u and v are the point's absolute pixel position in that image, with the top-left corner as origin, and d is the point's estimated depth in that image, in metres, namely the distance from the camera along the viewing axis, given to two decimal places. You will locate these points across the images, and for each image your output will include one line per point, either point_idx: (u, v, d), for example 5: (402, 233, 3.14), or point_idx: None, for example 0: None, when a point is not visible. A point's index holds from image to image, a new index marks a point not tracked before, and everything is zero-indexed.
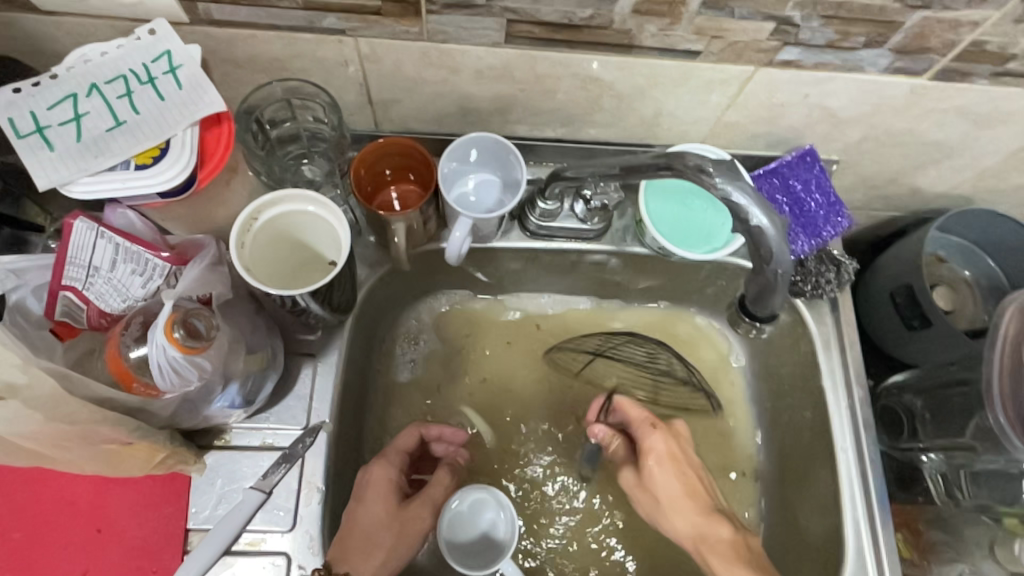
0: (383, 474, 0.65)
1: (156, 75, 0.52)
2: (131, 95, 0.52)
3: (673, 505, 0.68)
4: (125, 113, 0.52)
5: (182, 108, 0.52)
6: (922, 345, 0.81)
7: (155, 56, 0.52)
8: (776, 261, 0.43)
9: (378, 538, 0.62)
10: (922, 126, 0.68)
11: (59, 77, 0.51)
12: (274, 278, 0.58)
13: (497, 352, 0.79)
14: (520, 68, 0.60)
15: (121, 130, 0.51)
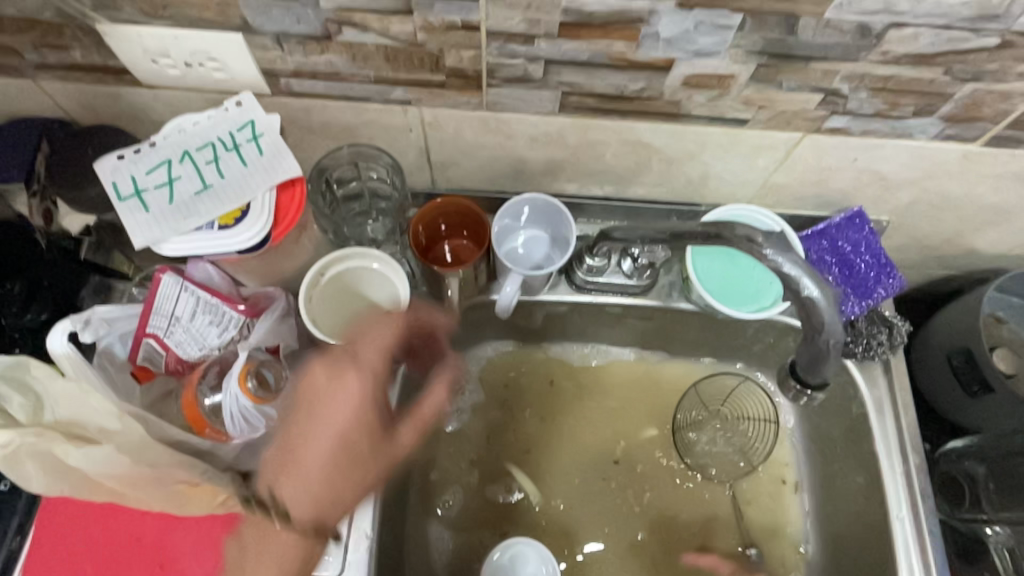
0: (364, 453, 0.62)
1: (240, 143, 0.56)
2: (217, 161, 0.56)
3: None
4: (211, 177, 0.56)
5: (262, 175, 0.57)
6: (985, 412, 0.77)
7: (241, 125, 0.56)
8: (828, 331, 0.43)
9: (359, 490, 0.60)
10: (977, 189, 0.68)
11: (157, 145, 0.57)
12: (334, 327, 0.61)
13: (541, 410, 0.80)
14: (572, 133, 0.63)
15: (207, 193, 0.56)
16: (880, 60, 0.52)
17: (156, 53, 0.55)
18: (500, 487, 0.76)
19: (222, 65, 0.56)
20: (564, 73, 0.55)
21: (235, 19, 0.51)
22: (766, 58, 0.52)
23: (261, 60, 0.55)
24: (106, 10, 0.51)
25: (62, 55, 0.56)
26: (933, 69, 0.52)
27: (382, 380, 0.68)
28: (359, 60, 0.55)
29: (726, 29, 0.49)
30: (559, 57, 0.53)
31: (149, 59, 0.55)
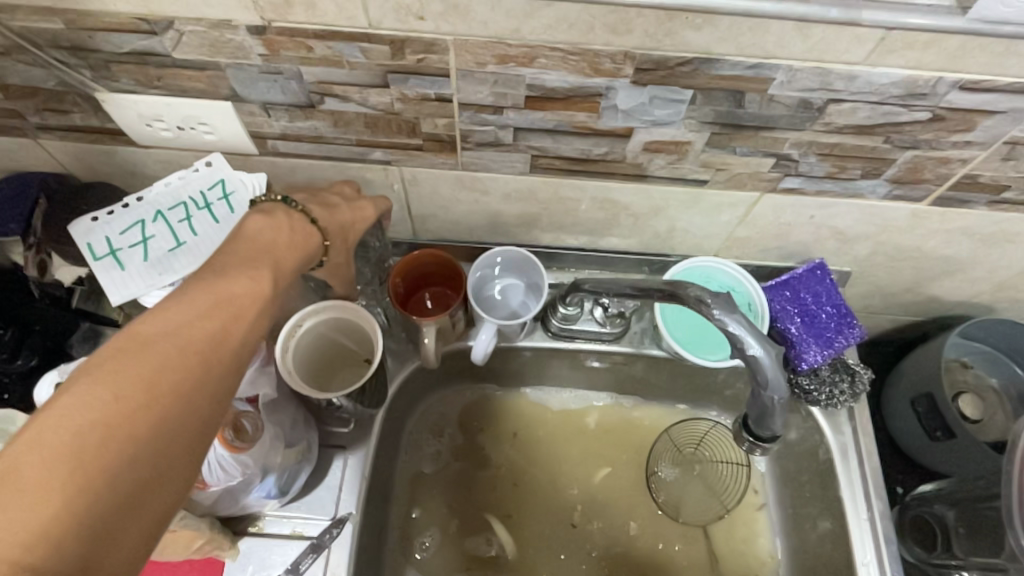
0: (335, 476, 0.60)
1: (212, 202, 0.60)
2: (190, 219, 0.60)
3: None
4: (185, 235, 0.59)
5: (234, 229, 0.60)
6: (947, 456, 0.80)
7: (210, 184, 0.60)
8: (772, 387, 0.46)
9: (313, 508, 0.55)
10: (929, 243, 0.71)
11: (129, 206, 0.60)
12: (313, 376, 0.63)
13: (522, 456, 0.82)
14: (543, 191, 0.67)
15: (180, 251, 0.59)
16: (824, 130, 0.56)
17: (150, 117, 0.59)
18: (479, 540, 0.77)
19: (211, 128, 0.60)
20: (532, 139, 0.59)
21: (224, 89, 0.55)
22: (718, 127, 0.56)
23: (249, 125, 0.59)
24: (105, 80, 0.55)
25: (63, 119, 0.60)
26: (874, 137, 0.56)
27: (361, 427, 0.70)
28: (341, 125, 0.59)
29: (679, 102, 0.53)
30: (526, 125, 0.57)
31: (144, 123, 0.59)
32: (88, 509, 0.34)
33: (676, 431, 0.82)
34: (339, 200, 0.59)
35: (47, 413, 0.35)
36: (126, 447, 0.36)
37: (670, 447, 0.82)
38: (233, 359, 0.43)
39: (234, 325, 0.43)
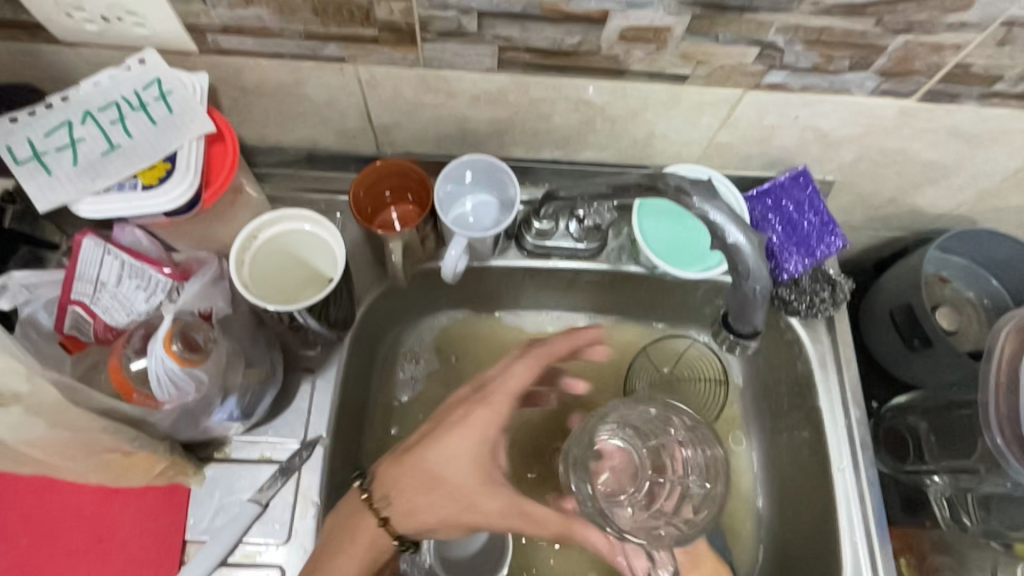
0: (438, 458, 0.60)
1: (147, 101, 0.54)
2: (124, 120, 0.54)
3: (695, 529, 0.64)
4: (119, 137, 0.54)
5: (174, 131, 0.54)
6: (926, 365, 0.80)
7: (145, 84, 0.55)
8: (754, 275, 0.44)
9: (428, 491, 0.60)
10: (915, 146, 0.69)
11: (53, 106, 0.54)
12: (275, 294, 0.59)
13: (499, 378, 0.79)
14: (513, 92, 0.62)
15: (116, 154, 0.53)
16: (813, 11, 0.51)
17: (70, 6, 0.51)
18: None
19: (142, 19, 0.53)
20: (498, 27, 0.54)
21: None
22: (700, 8, 0.52)
23: (184, 15, 0.52)
24: None
25: None
26: (865, 20, 0.52)
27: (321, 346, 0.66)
28: (287, 13, 0.53)
29: None
30: (492, 9, 0.52)
31: (63, 13, 0.52)
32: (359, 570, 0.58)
33: (655, 349, 0.80)
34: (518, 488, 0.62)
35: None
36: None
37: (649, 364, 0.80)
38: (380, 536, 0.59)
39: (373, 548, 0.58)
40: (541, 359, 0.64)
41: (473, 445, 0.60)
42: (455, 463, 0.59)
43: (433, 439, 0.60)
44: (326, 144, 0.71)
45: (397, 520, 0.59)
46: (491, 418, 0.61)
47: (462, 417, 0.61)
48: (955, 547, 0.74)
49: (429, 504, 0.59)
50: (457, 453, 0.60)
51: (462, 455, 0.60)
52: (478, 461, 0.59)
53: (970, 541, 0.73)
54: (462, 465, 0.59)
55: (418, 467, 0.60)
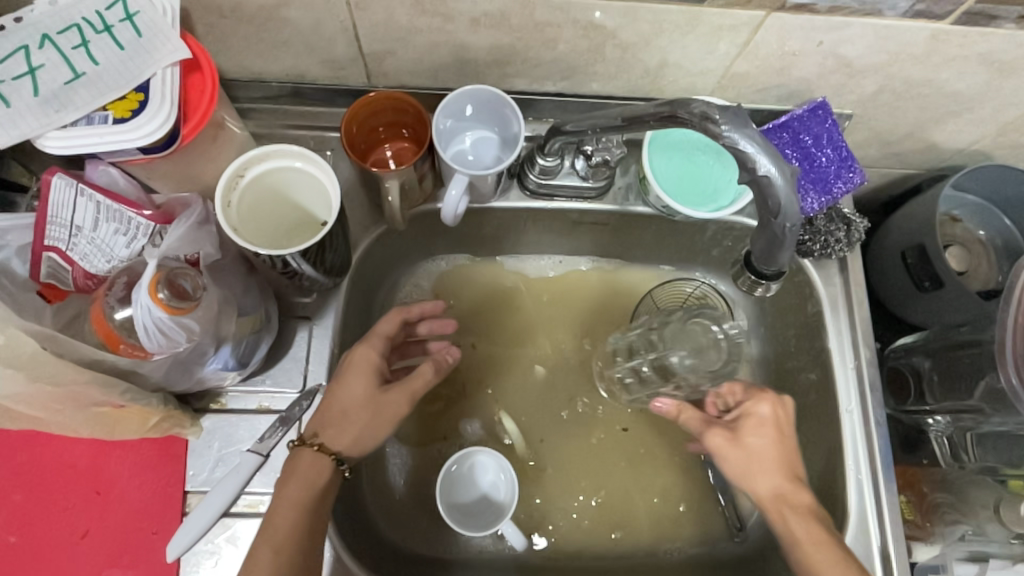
0: (352, 387, 0.57)
1: (112, 24, 0.49)
2: (87, 45, 0.49)
3: (761, 462, 0.59)
4: (83, 64, 0.48)
5: (142, 57, 0.49)
6: (934, 306, 0.79)
7: (109, 3, 0.49)
8: (784, 214, 0.41)
9: (353, 417, 0.57)
10: (942, 75, 0.64)
11: (7, 28, 0.48)
12: (266, 238, 0.56)
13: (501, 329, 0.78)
14: (516, 14, 0.57)
15: (80, 83, 0.48)
16: None
17: None
18: (470, 418, 0.74)
19: None
20: None
21: None
22: None
23: None
24: None
25: None
26: None
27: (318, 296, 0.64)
28: None
29: None
30: None
31: None
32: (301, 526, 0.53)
33: (659, 293, 0.78)
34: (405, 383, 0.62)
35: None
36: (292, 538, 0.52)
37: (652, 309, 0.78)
38: (308, 478, 0.55)
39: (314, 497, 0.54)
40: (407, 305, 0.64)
41: (366, 373, 0.58)
42: (348, 392, 0.57)
43: (337, 379, 0.58)
44: (312, 76, 0.66)
45: (333, 443, 0.56)
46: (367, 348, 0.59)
47: (350, 358, 0.59)
48: (953, 483, 0.74)
49: (342, 432, 0.56)
50: (355, 393, 0.57)
51: (355, 377, 0.58)
52: (364, 371, 0.58)
53: (966, 477, 0.74)
54: (358, 387, 0.57)
55: (340, 404, 0.57)
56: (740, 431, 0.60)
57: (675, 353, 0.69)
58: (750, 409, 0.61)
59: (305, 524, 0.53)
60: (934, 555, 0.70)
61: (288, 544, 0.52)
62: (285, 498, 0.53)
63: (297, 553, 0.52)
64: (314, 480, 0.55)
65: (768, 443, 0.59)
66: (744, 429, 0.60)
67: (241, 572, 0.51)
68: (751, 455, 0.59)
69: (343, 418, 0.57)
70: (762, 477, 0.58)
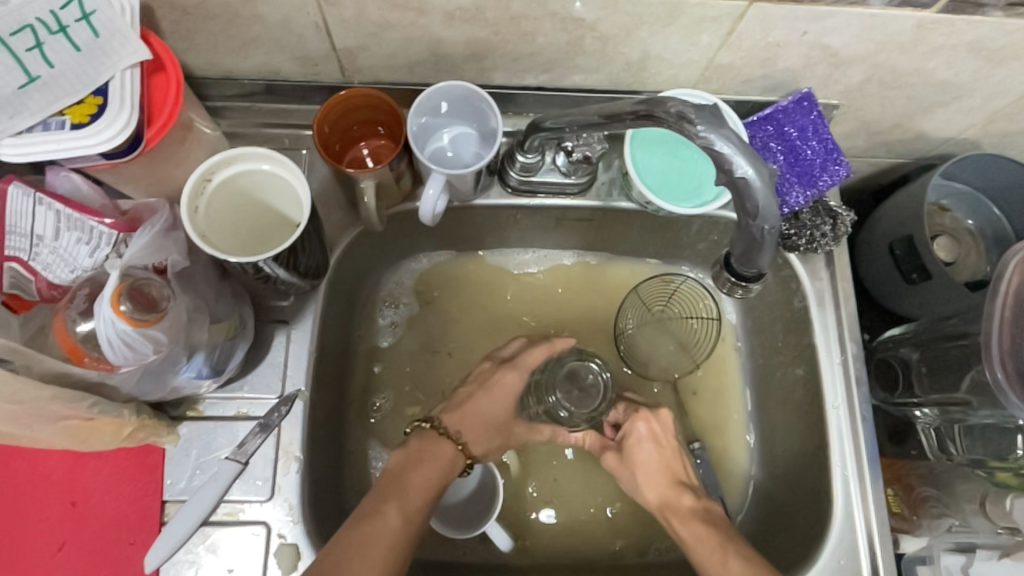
0: (487, 405, 0.70)
1: (68, 24, 0.47)
2: (42, 48, 0.46)
3: (647, 474, 0.68)
4: (39, 68, 0.46)
5: (102, 60, 0.47)
6: (921, 299, 0.78)
7: (64, 2, 0.47)
8: (763, 217, 0.40)
9: (488, 430, 0.69)
10: (930, 64, 0.63)
11: None
12: (237, 243, 0.54)
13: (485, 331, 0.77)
14: (491, 7, 0.55)
15: (36, 88, 0.46)
16: None
17: None
18: None
19: None
20: None
21: None
22: None
23: None
24: None
25: None
26: None
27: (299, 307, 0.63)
28: None
29: None
30: None
31: None
32: (423, 505, 0.61)
33: (645, 289, 0.78)
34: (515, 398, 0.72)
35: (368, 536, 0.57)
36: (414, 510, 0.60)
37: (639, 305, 0.78)
38: (441, 468, 0.64)
39: (435, 479, 0.63)
40: (554, 342, 0.72)
41: (502, 400, 0.70)
42: (492, 410, 0.70)
43: (477, 392, 0.70)
44: (285, 73, 0.63)
45: (473, 448, 0.67)
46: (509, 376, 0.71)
47: (495, 381, 0.70)
48: (941, 477, 0.74)
49: (476, 441, 0.68)
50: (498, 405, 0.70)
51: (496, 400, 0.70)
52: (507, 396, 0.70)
53: (955, 471, 0.73)
54: (498, 408, 0.70)
55: (474, 415, 0.69)
56: (624, 448, 0.69)
57: (561, 401, 0.71)
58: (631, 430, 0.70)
59: (422, 503, 0.61)
60: (921, 546, 0.70)
61: (417, 514, 0.60)
62: (414, 480, 0.62)
63: (416, 529, 0.59)
64: (448, 469, 0.64)
65: (648, 459, 0.69)
66: (630, 451, 0.69)
67: (368, 530, 0.57)
68: (637, 469, 0.68)
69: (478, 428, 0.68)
70: (644, 489, 0.68)
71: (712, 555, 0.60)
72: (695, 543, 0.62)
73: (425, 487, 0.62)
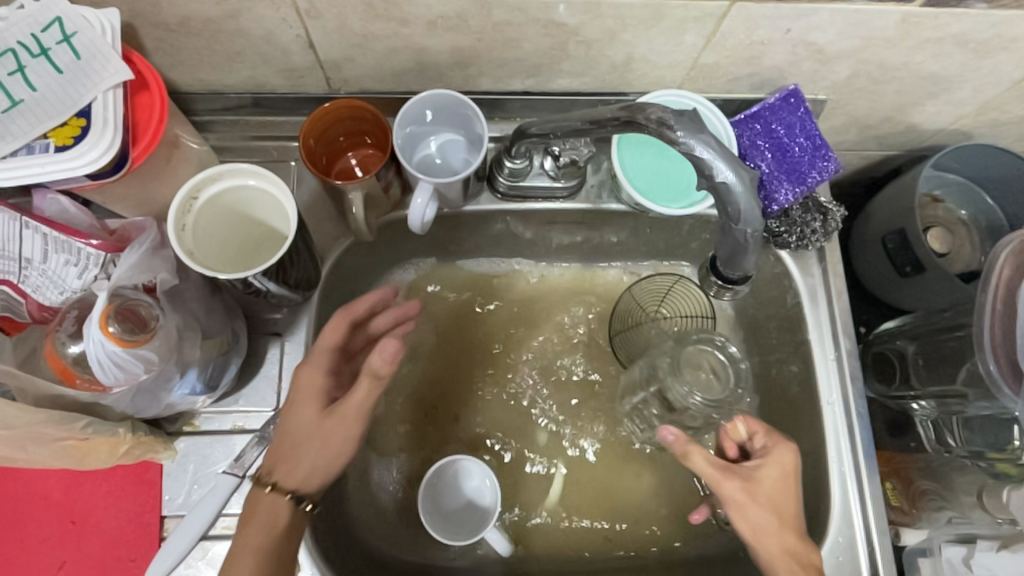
0: (311, 413, 0.55)
1: (49, 47, 0.48)
2: (24, 71, 0.47)
3: (785, 512, 0.59)
4: (20, 91, 0.47)
5: (84, 80, 0.48)
6: (916, 291, 0.78)
7: (44, 25, 0.48)
8: (745, 219, 0.44)
9: (304, 447, 0.54)
10: (916, 58, 0.63)
11: None
12: (226, 262, 0.54)
13: (476, 341, 0.77)
14: (474, 15, 0.55)
15: (18, 111, 0.47)
16: None
17: None
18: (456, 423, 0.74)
19: None
20: None
21: None
22: None
23: None
24: None
25: None
26: None
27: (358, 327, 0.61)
28: None
29: None
30: None
31: None
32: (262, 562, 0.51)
33: (639, 289, 0.78)
34: (315, 396, 0.55)
35: None
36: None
37: (635, 306, 0.77)
38: (272, 517, 0.53)
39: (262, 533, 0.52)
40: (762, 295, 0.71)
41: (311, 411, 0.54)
42: (302, 424, 0.54)
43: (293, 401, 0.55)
44: (271, 86, 0.63)
45: (293, 481, 0.53)
46: (308, 379, 0.55)
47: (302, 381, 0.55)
48: (938, 469, 0.74)
49: (308, 460, 0.53)
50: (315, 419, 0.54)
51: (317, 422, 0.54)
52: (305, 403, 0.55)
53: (952, 463, 0.73)
54: (308, 419, 0.54)
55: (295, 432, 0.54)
56: (756, 476, 0.60)
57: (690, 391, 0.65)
58: (767, 458, 0.61)
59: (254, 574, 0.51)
60: (922, 538, 0.69)
61: None
62: (242, 545, 0.52)
63: None
64: (276, 517, 0.53)
65: (786, 498, 0.60)
66: (760, 482, 0.60)
67: None
68: (768, 503, 0.59)
69: (313, 455, 0.53)
70: (764, 530, 0.59)
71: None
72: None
73: (267, 549, 0.52)
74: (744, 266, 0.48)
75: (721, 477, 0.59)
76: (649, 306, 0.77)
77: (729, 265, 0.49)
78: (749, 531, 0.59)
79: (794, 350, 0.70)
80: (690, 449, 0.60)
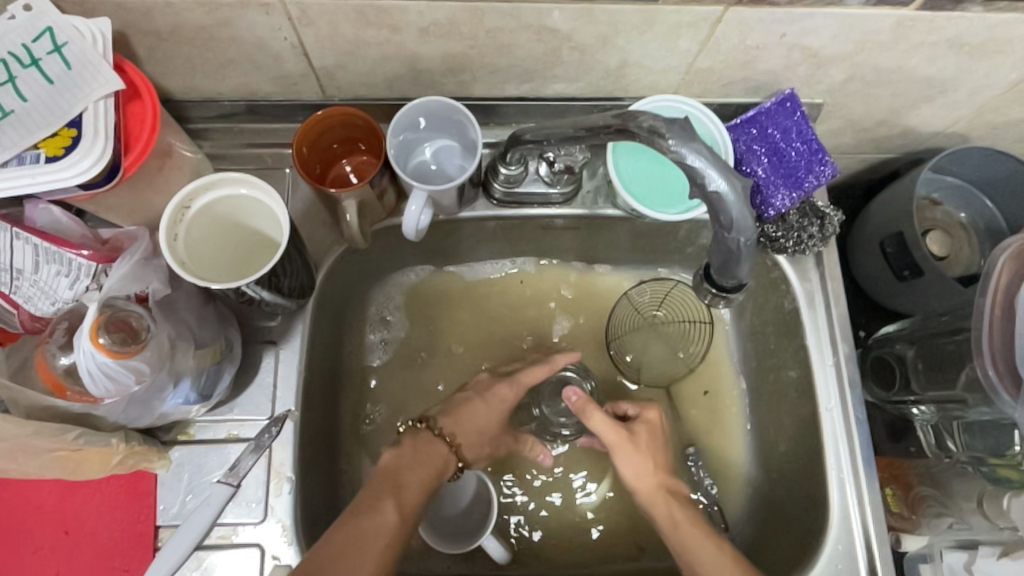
0: (484, 415, 0.69)
1: (40, 57, 0.48)
2: (14, 81, 0.47)
3: (650, 459, 0.67)
4: (11, 102, 0.47)
5: (75, 91, 0.48)
6: (914, 295, 0.78)
7: (36, 35, 0.48)
8: (737, 228, 0.44)
9: (488, 429, 0.69)
10: (912, 61, 0.62)
11: None
12: (220, 271, 0.54)
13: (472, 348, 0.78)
14: (467, 22, 0.54)
15: (9, 121, 0.47)
16: None
17: None
18: None
19: None
20: None
21: None
22: None
23: None
24: None
25: None
26: None
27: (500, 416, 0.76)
28: None
29: None
30: None
31: None
32: (420, 497, 0.61)
33: (635, 296, 0.77)
34: (494, 401, 0.70)
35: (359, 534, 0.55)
36: (414, 517, 0.60)
37: (632, 312, 0.77)
38: (434, 466, 0.64)
39: (432, 477, 0.63)
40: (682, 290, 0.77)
41: (498, 411, 0.71)
42: (490, 418, 0.69)
43: (472, 399, 0.70)
44: (264, 93, 0.63)
45: (467, 452, 0.67)
46: (500, 385, 0.71)
47: (489, 393, 0.71)
48: (937, 475, 0.72)
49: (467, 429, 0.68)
50: (493, 415, 0.70)
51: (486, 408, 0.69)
52: (493, 405, 0.70)
53: (953, 470, 0.71)
54: (496, 415, 0.70)
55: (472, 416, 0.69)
56: (636, 433, 0.68)
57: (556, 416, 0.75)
58: (645, 417, 0.70)
59: (415, 508, 0.60)
60: (922, 544, 0.70)
61: (410, 516, 0.59)
62: (412, 479, 0.61)
63: (410, 534, 0.58)
64: (440, 468, 0.64)
65: (658, 450, 0.68)
66: (639, 436, 0.68)
67: (366, 524, 0.56)
68: (646, 454, 0.67)
69: (474, 432, 0.68)
70: (645, 473, 0.66)
71: (702, 542, 0.61)
72: (688, 537, 0.61)
73: (427, 475, 0.63)
74: (742, 273, 0.47)
75: (616, 435, 0.66)
76: (644, 315, 0.77)
77: (728, 274, 0.48)
78: (631, 475, 0.66)
79: (791, 359, 0.70)
80: (591, 407, 0.67)
